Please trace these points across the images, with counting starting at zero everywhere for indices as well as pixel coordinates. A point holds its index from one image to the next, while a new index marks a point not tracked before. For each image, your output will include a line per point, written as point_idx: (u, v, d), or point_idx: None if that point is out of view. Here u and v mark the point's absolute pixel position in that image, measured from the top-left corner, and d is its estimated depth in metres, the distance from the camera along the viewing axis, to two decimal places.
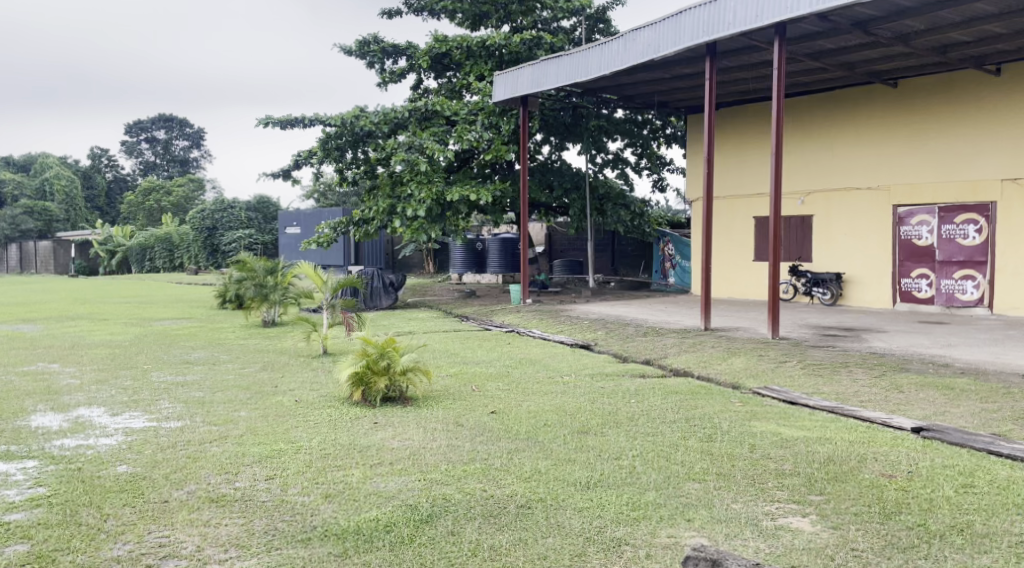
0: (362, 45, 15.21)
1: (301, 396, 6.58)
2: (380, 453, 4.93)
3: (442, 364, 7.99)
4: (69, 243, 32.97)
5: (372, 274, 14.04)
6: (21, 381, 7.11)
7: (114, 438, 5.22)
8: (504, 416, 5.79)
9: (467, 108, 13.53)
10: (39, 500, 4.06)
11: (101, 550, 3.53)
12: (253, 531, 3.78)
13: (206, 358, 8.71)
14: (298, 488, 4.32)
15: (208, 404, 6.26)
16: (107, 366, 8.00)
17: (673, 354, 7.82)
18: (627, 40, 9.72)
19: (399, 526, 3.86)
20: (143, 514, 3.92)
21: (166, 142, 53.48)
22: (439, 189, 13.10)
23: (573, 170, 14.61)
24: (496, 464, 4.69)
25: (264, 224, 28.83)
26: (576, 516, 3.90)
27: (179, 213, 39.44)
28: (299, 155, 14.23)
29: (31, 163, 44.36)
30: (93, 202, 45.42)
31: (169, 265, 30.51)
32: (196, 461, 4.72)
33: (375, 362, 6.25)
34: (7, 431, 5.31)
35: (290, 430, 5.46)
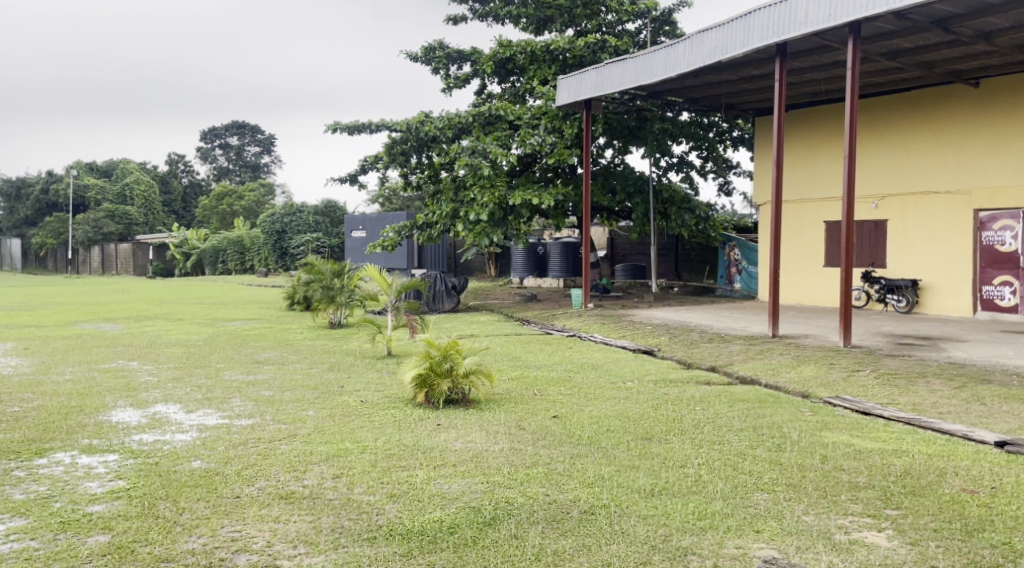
0: (427, 51, 15.41)
1: (366, 397, 6.68)
2: (443, 454, 4.97)
3: (505, 368, 8.01)
4: (147, 245, 34.31)
5: (434, 277, 14.18)
6: (103, 377, 7.41)
7: (189, 434, 5.39)
8: (567, 421, 5.77)
9: (530, 113, 13.61)
10: (119, 492, 4.21)
11: (178, 542, 3.64)
12: (320, 529, 3.84)
13: (275, 358, 8.93)
14: (363, 487, 4.38)
15: (278, 403, 6.41)
16: (183, 364, 8.27)
17: (739, 362, 7.68)
18: (694, 42, 9.61)
19: (463, 527, 3.88)
20: (216, 509, 4.03)
21: (239, 148, 55.10)
22: (502, 193, 13.07)
23: (636, 174, 14.47)
24: (559, 469, 4.68)
25: (331, 228, 29.43)
26: (641, 524, 3.86)
27: (250, 217, 40.57)
28: (365, 160, 14.48)
29: (113, 169, 46.31)
30: (170, 206, 47.11)
31: (240, 268, 31.41)
32: (266, 458, 4.84)
33: (438, 365, 6.31)
34: (90, 425, 5.53)
35: (356, 430, 5.56)
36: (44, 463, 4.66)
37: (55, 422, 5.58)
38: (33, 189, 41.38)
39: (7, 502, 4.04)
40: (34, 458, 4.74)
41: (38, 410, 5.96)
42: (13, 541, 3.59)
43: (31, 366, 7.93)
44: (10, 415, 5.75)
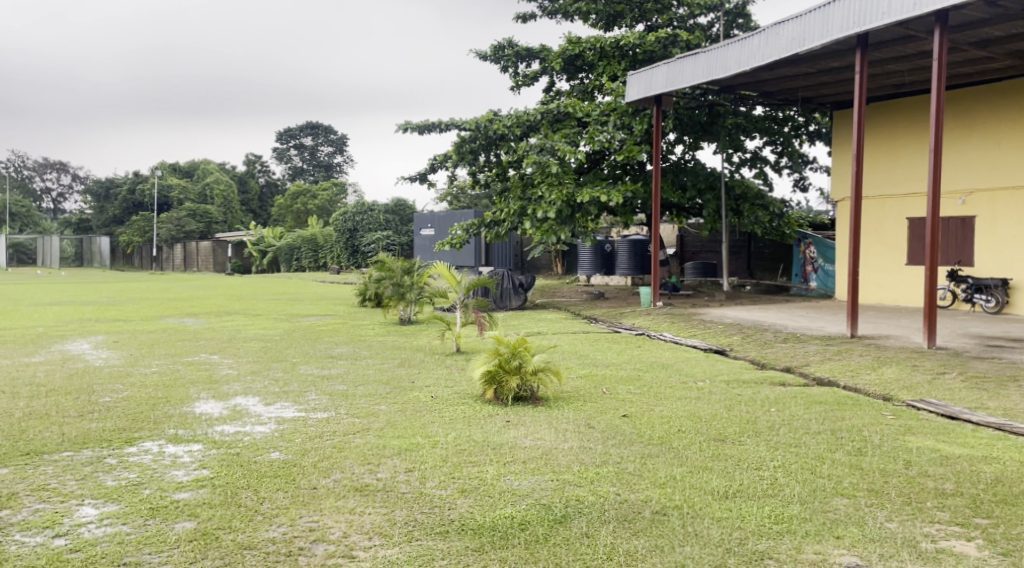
0: (497, 50, 15.47)
1: (436, 392, 6.76)
2: (513, 451, 4.99)
3: (573, 366, 8.00)
4: (226, 243, 35.43)
5: (502, 275, 14.23)
6: (185, 370, 7.69)
7: (268, 426, 5.55)
8: (637, 420, 5.72)
9: (599, 110, 13.50)
10: (203, 481, 4.36)
11: (259, 531, 3.75)
12: (394, 521, 3.90)
13: (348, 353, 9.11)
14: (435, 481, 4.43)
15: (352, 397, 6.54)
16: (260, 358, 8.52)
17: (816, 362, 7.48)
18: (769, 34, 9.40)
19: (534, 524, 3.89)
20: (294, 499, 4.13)
21: (313, 148, 56.42)
22: (570, 190, 13.00)
23: (708, 170, 14.23)
24: (630, 468, 4.64)
25: (401, 226, 29.85)
26: (715, 526, 3.80)
27: (323, 215, 41.50)
28: (434, 159, 14.63)
29: (194, 169, 47.98)
30: (247, 205, 48.55)
31: (314, 265, 32.14)
32: (341, 451, 4.94)
33: (507, 362, 6.34)
34: (175, 416, 5.75)
35: (427, 425, 5.62)
36: (133, 452, 4.86)
37: (143, 412, 5.82)
38: (120, 189, 43.17)
39: (100, 487, 4.22)
40: (124, 447, 4.95)
41: (127, 401, 6.22)
42: (106, 525, 3.76)
43: (119, 359, 8.28)
44: (102, 405, 6.02)
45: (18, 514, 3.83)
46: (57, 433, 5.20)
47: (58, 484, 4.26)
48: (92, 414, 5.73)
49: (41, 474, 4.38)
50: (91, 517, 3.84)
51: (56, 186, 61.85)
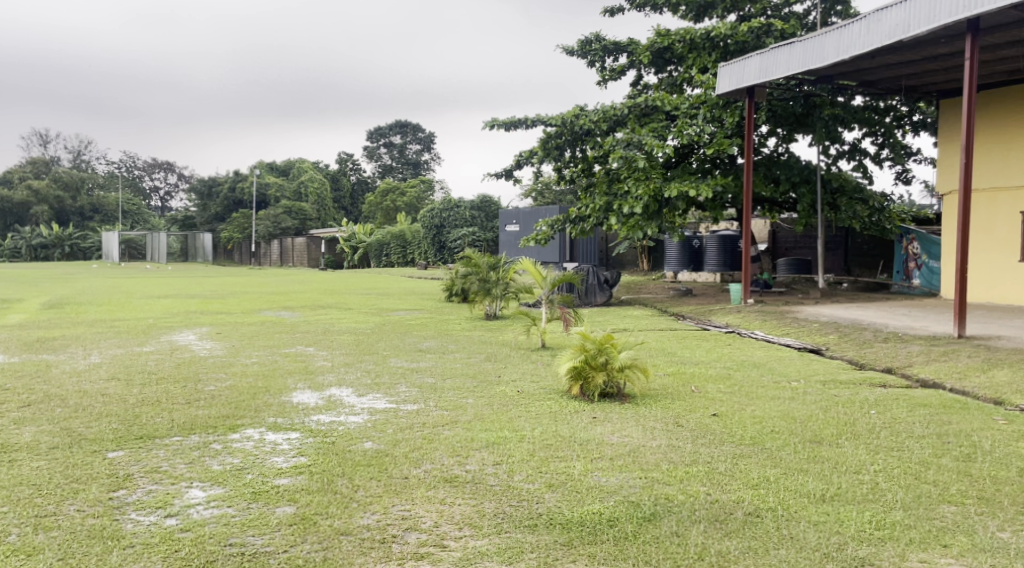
0: (584, 45, 15.38)
1: (522, 387, 6.79)
2: (600, 447, 4.97)
3: (661, 363, 7.90)
4: (319, 239, 36.54)
5: (588, 271, 14.17)
6: (283, 361, 7.97)
7: (361, 416, 5.69)
8: (727, 419, 5.60)
9: (688, 102, 13.35)
10: (301, 467, 4.51)
11: (354, 517, 3.86)
12: (484, 513, 3.94)
13: (436, 347, 9.24)
14: (523, 475, 4.46)
15: (441, 390, 6.64)
16: (352, 351, 8.75)
17: (919, 363, 7.16)
18: (870, 22, 9.03)
19: (623, 521, 3.86)
20: (387, 488, 4.23)
21: (402, 146, 57.48)
22: (658, 185, 12.73)
23: (802, 163, 13.80)
24: (721, 468, 4.55)
25: (486, 223, 30.13)
26: (812, 530, 3.69)
27: (411, 213, 42.27)
28: (520, 155, 14.67)
29: (289, 168, 49.61)
30: (339, 202, 49.91)
31: (402, 261, 32.77)
32: (431, 442, 5.03)
33: (593, 357, 6.31)
34: (274, 404, 5.97)
35: (514, 419, 5.66)
36: (237, 438, 5.07)
37: (245, 400, 6.07)
38: (221, 187, 45.00)
39: (206, 471, 4.43)
40: (228, 433, 5.18)
41: (230, 389, 6.49)
42: (213, 507, 3.93)
43: (222, 349, 8.64)
44: (207, 393, 6.30)
45: (133, 494, 4.05)
46: (167, 419, 5.47)
47: (168, 467, 4.48)
48: (198, 401, 6.00)
49: (153, 457, 4.62)
50: (199, 499, 4.02)
51: (163, 185, 64.99)
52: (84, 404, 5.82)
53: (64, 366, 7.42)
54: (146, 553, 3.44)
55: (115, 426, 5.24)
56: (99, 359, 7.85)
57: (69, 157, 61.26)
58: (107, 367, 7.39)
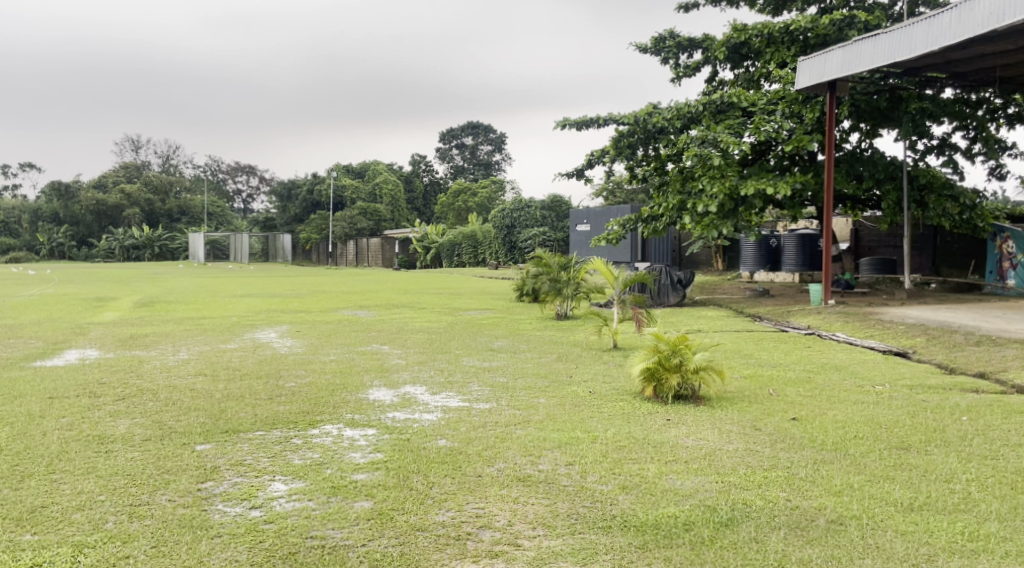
0: (657, 42, 15.19)
1: (594, 388, 6.75)
2: (675, 450, 4.90)
3: (737, 365, 7.74)
4: (393, 240, 37.17)
5: (660, 271, 13.99)
6: (359, 359, 8.13)
7: (435, 414, 5.75)
8: (808, 424, 5.45)
9: (766, 98, 13.04)
10: (378, 463, 4.59)
11: (430, 514, 3.90)
12: (557, 513, 3.93)
13: (507, 346, 9.28)
14: (596, 476, 4.43)
15: (513, 390, 6.66)
16: (426, 349, 8.85)
17: (1014, 368, 6.82)
18: (961, 11, 8.67)
19: (699, 525, 3.80)
20: (461, 485, 4.26)
21: (474, 147, 57.96)
22: (734, 182, 12.41)
23: (887, 159, 13.32)
24: (801, 474, 4.43)
25: (557, 223, 30.09)
26: (898, 540, 3.56)
27: (482, 212, 42.60)
28: (592, 155, 14.59)
29: (364, 170, 50.59)
30: (412, 203, 50.66)
31: (473, 261, 33.04)
32: (504, 441, 5.04)
33: (667, 359, 6.21)
34: (351, 401, 6.09)
35: (586, 419, 5.63)
36: (316, 433, 5.19)
37: (323, 397, 6.21)
38: (300, 190, 46.21)
39: (288, 465, 4.55)
40: (308, 428, 5.30)
41: (309, 385, 6.66)
42: (295, 500, 4.03)
43: (301, 347, 8.87)
44: (287, 389, 6.48)
45: (220, 486, 4.19)
46: (251, 414, 5.64)
47: (252, 460, 4.62)
48: (279, 397, 6.17)
49: (238, 451, 4.77)
50: (281, 492, 4.13)
51: (245, 188, 67.12)
52: (174, 398, 6.06)
53: (155, 361, 7.75)
54: (233, 543, 3.55)
55: (202, 419, 5.44)
56: (187, 355, 8.16)
57: (159, 162, 63.90)
58: (194, 363, 7.68)
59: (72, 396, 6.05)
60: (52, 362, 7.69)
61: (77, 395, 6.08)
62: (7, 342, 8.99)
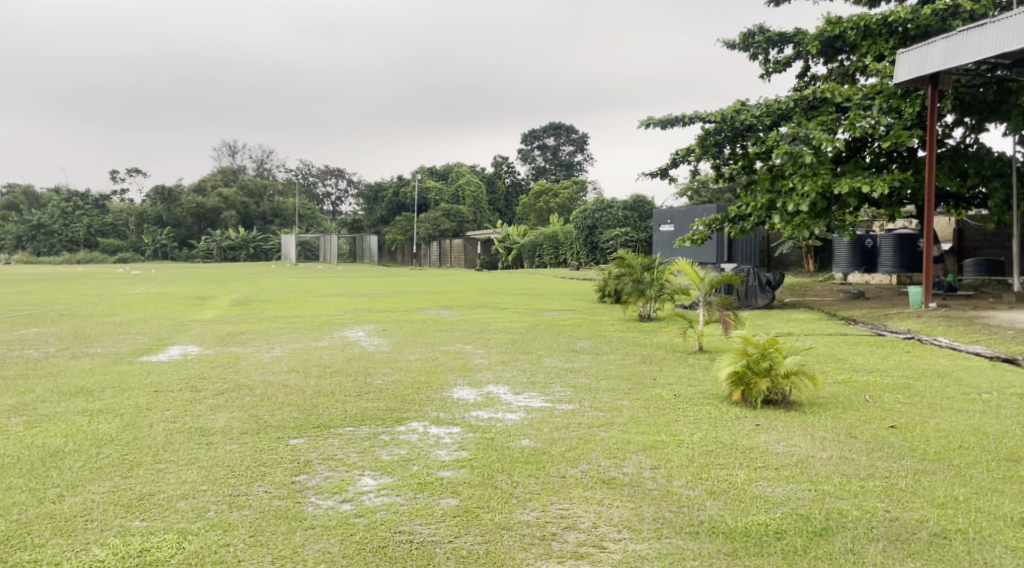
0: (746, 38, 14.85)
1: (679, 391, 6.64)
2: (765, 456, 4.77)
3: (829, 370, 7.49)
4: (475, 241, 37.55)
5: (748, 272, 13.66)
6: (443, 357, 8.23)
7: (518, 414, 5.76)
8: (907, 432, 5.23)
9: (862, 93, 12.39)
10: (463, 461, 4.63)
11: (514, 513, 3.91)
12: (643, 516, 3.89)
13: (590, 347, 9.22)
14: (683, 480, 4.35)
15: (596, 391, 6.62)
16: (509, 349, 8.89)
17: None
18: None
19: (791, 534, 3.69)
20: (545, 486, 4.25)
21: (556, 148, 57.96)
22: (827, 181, 11.92)
23: (994, 155, 12.65)
24: (901, 484, 4.24)
25: (640, 223, 29.79)
26: (1008, 557, 3.39)
27: (564, 213, 42.57)
28: (677, 154, 14.36)
29: (447, 172, 51.25)
30: (494, 204, 51.05)
31: (554, 261, 33.03)
32: (587, 443, 5.01)
33: (756, 363, 6.05)
34: (436, 399, 6.17)
35: (671, 423, 5.55)
36: (403, 430, 5.28)
37: (409, 394, 6.32)
38: (386, 192, 47.09)
39: (376, 460, 4.64)
40: (395, 425, 5.40)
41: (396, 383, 6.79)
42: (384, 495, 4.11)
43: (388, 346, 9.04)
44: (375, 386, 6.61)
45: (313, 479, 4.31)
46: (340, 410, 5.78)
47: (343, 455, 4.73)
48: (367, 394, 6.31)
49: (329, 445, 4.90)
50: (370, 487, 4.22)
51: (334, 191, 68.94)
52: (268, 394, 6.26)
53: (251, 358, 8.05)
54: (325, 534, 3.65)
55: (295, 414, 5.61)
56: (280, 352, 8.45)
57: (253, 166, 66.36)
58: (287, 360, 7.93)
59: (176, 389, 6.35)
60: (157, 356, 8.09)
61: (180, 389, 6.37)
62: (117, 337, 9.51)
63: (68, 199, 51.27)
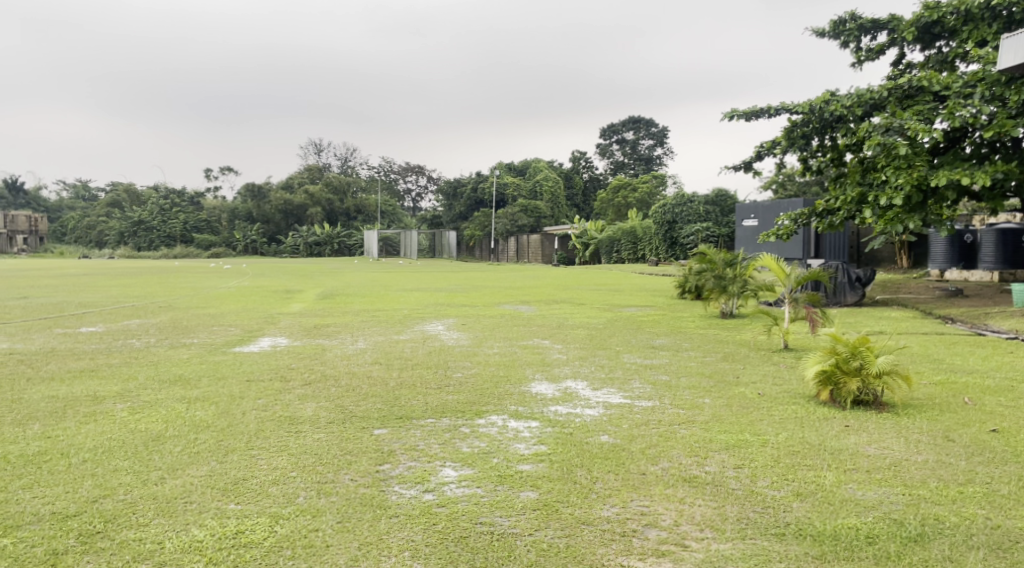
0: (837, 25, 14.35)
1: (763, 390, 6.48)
2: (855, 459, 4.61)
3: (925, 370, 7.18)
4: (553, 236, 37.55)
5: (836, 268, 13.22)
6: (521, 352, 8.25)
7: (597, 410, 5.74)
8: (1010, 437, 4.97)
9: (962, 81, 11.81)
10: (543, 455, 4.64)
11: (595, 508, 3.89)
12: (726, 516, 3.81)
13: (670, 344, 9.09)
14: (768, 481, 4.25)
15: (676, 388, 6.54)
16: (587, 345, 8.85)
17: None
18: None
19: (884, 539, 3.58)
20: (625, 482, 4.23)
21: (635, 142, 57.33)
22: (923, 173, 11.36)
23: None
24: (1003, 491, 4.04)
25: (722, 218, 29.22)
26: None
27: (643, 208, 42.10)
28: (762, 147, 14.00)
29: (525, 168, 51.31)
30: (572, 199, 50.89)
31: (633, 257, 32.71)
32: (667, 440, 4.95)
33: (846, 362, 5.85)
34: (515, 394, 6.20)
35: (755, 422, 5.43)
36: (483, 423, 5.33)
37: (488, 388, 6.38)
38: (464, 188, 47.46)
39: (457, 452, 4.69)
40: (475, 418, 5.45)
41: (475, 377, 6.87)
42: (465, 486, 4.16)
43: (467, 340, 9.13)
44: (454, 379, 6.70)
45: (396, 468, 4.40)
46: (422, 402, 5.87)
47: (424, 446, 4.81)
48: (447, 387, 6.38)
49: (411, 436, 4.99)
50: (452, 478, 4.28)
51: (414, 187, 69.95)
52: (353, 385, 6.42)
53: (336, 350, 8.26)
54: (408, 523, 3.71)
55: (379, 406, 5.73)
56: (364, 345, 8.65)
57: (337, 164, 67.97)
58: (371, 353, 8.11)
59: (267, 379, 6.59)
60: (250, 347, 8.40)
61: (270, 379, 6.60)
62: (212, 329, 9.92)
63: (166, 197, 53.72)
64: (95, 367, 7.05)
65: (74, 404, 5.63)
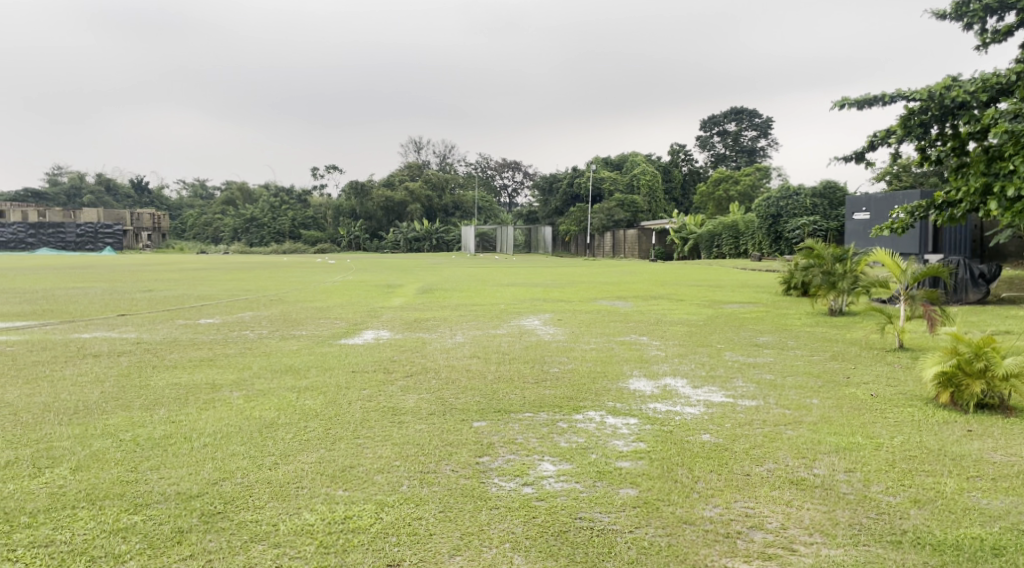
0: (960, 6, 13.55)
1: (876, 391, 6.19)
2: (979, 465, 4.34)
3: None
4: (651, 231, 37.06)
5: (957, 264, 12.47)
6: (619, 348, 8.17)
7: (697, 408, 5.62)
8: None
9: None
10: (642, 453, 4.58)
11: (697, 508, 3.81)
12: (837, 521, 3.67)
13: (775, 342, 8.81)
14: (882, 486, 4.06)
15: (782, 388, 6.33)
16: (687, 342, 8.68)
17: None
18: None
19: (1012, 552, 3.39)
20: (728, 482, 4.12)
21: (737, 134, 55.81)
22: None
23: None
24: None
25: (830, 211, 28.12)
26: None
27: (745, 202, 40.97)
28: (875, 136, 13.36)
29: (622, 161, 50.73)
30: (670, 193, 50.02)
31: (734, 251, 31.90)
32: (773, 441, 4.79)
33: (969, 363, 5.51)
34: (613, 390, 6.14)
35: (868, 424, 5.19)
36: (580, 419, 5.30)
37: (586, 384, 6.35)
38: (560, 182, 47.30)
39: (556, 447, 4.69)
40: (572, 413, 5.43)
41: (573, 372, 6.84)
42: (563, 481, 4.15)
43: (565, 335, 9.12)
44: (552, 374, 6.70)
45: (495, 461, 4.43)
46: (520, 396, 5.90)
47: (523, 440, 4.82)
48: (545, 382, 6.38)
49: (510, 430, 5.02)
50: (551, 472, 4.28)
51: (512, 183, 70.26)
52: (453, 378, 6.52)
53: (436, 343, 8.40)
54: (509, 515, 3.74)
55: (478, 398, 5.79)
56: (462, 339, 8.77)
57: (436, 160, 69.08)
58: (469, 346, 8.20)
59: (370, 370, 6.77)
60: (354, 340, 8.65)
61: (374, 370, 6.78)
62: (318, 321, 10.27)
63: (275, 195, 55.95)
64: (212, 357, 7.42)
65: (194, 391, 5.94)
